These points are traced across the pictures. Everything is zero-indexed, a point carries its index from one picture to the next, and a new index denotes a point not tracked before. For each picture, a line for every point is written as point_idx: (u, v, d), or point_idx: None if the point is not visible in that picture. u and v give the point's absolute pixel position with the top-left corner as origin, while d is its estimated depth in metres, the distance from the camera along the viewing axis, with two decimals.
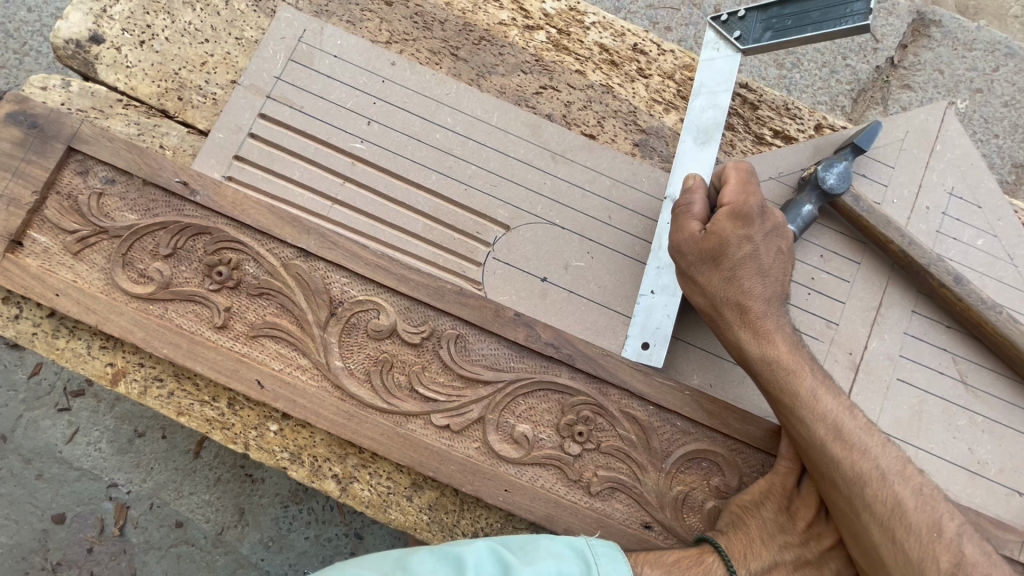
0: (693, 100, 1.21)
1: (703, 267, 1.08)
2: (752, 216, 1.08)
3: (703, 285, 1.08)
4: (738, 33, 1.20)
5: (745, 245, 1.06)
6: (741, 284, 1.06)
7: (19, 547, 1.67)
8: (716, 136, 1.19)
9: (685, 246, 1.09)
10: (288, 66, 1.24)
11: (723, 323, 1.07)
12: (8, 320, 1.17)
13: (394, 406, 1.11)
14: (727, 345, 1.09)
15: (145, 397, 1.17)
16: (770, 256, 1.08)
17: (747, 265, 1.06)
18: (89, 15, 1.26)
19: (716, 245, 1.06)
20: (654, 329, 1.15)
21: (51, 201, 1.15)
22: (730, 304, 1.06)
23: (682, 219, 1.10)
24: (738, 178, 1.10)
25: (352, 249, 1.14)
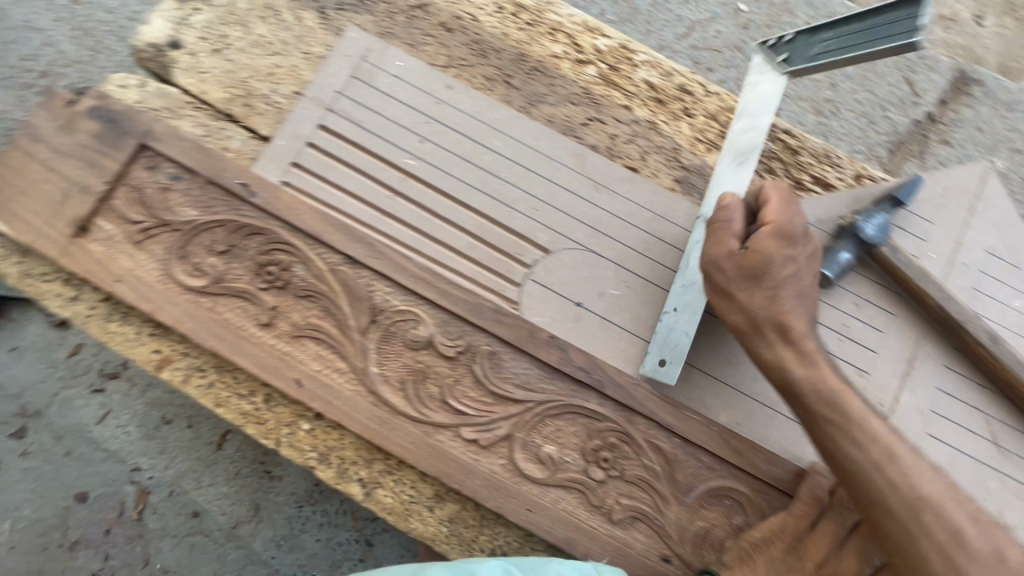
0: (734, 123, 1.31)
1: (743, 283, 1.07)
2: (796, 236, 1.08)
3: (744, 304, 1.07)
4: (785, 56, 1.28)
5: (787, 265, 1.07)
6: (783, 303, 1.06)
7: (42, 521, 1.72)
8: (753, 159, 1.26)
9: (724, 262, 1.09)
10: (350, 82, 1.30)
11: (764, 341, 1.07)
12: (67, 300, 1.23)
13: (425, 416, 1.14)
14: (767, 367, 1.08)
15: (186, 386, 1.21)
16: (808, 280, 1.09)
17: (789, 285, 1.06)
18: (171, 22, 1.34)
19: (759, 264, 1.06)
20: (674, 345, 1.18)
21: (119, 192, 1.21)
22: (774, 322, 1.06)
23: (721, 234, 1.11)
24: (780, 198, 1.11)
25: (398, 260, 1.19)
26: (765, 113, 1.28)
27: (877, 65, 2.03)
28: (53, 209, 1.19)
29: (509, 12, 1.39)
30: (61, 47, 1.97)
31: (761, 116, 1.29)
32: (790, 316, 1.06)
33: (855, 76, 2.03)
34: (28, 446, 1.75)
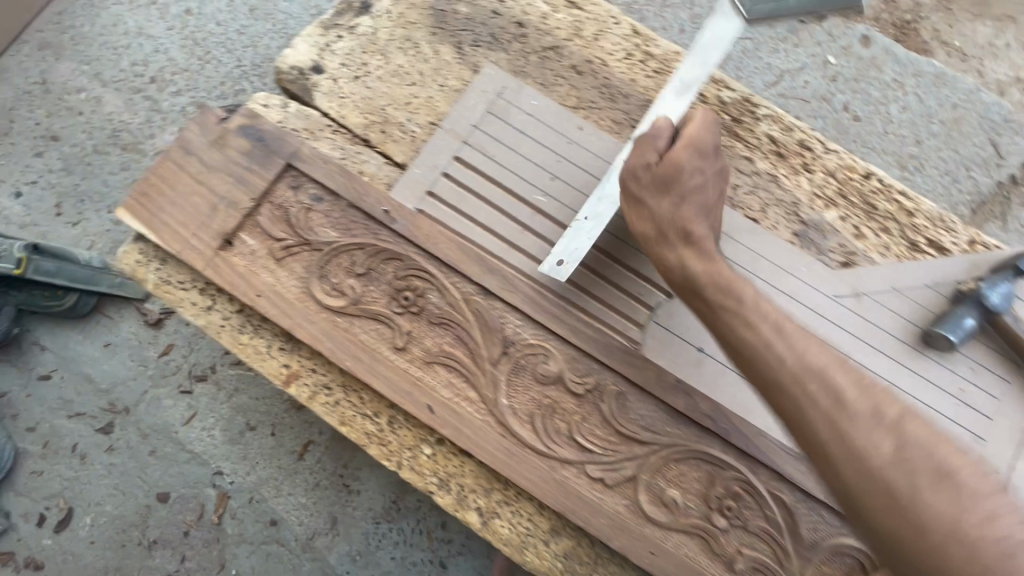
0: (686, 54, 1.18)
1: (653, 192, 1.13)
2: (706, 151, 1.14)
3: (653, 210, 1.13)
4: None
5: (696, 176, 1.13)
6: (686, 210, 1.12)
7: (122, 518, 1.74)
8: (694, 90, 1.18)
9: (641, 172, 1.13)
10: (486, 117, 1.34)
11: (667, 245, 1.12)
12: (201, 310, 1.25)
13: (553, 451, 1.17)
14: (672, 270, 1.11)
15: (312, 402, 1.23)
16: (712, 192, 1.16)
17: (695, 197, 1.13)
18: (315, 47, 1.39)
19: (671, 174, 1.11)
20: (577, 248, 1.20)
21: (263, 208, 1.24)
22: (675, 227, 1.11)
23: (644, 146, 1.14)
24: (703, 120, 1.16)
25: (532, 295, 1.22)
26: (716, 48, 1.15)
27: (963, 124, 2.06)
28: (200, 220, 1.21)
29: (637, 59, 1.43)
30: (171, 53, 2.04)
31: (712, 50, 1.15)
32: (768, 364, 0.88)
33: (940, 133, 2.06)
34: (114, 442, 1.77)
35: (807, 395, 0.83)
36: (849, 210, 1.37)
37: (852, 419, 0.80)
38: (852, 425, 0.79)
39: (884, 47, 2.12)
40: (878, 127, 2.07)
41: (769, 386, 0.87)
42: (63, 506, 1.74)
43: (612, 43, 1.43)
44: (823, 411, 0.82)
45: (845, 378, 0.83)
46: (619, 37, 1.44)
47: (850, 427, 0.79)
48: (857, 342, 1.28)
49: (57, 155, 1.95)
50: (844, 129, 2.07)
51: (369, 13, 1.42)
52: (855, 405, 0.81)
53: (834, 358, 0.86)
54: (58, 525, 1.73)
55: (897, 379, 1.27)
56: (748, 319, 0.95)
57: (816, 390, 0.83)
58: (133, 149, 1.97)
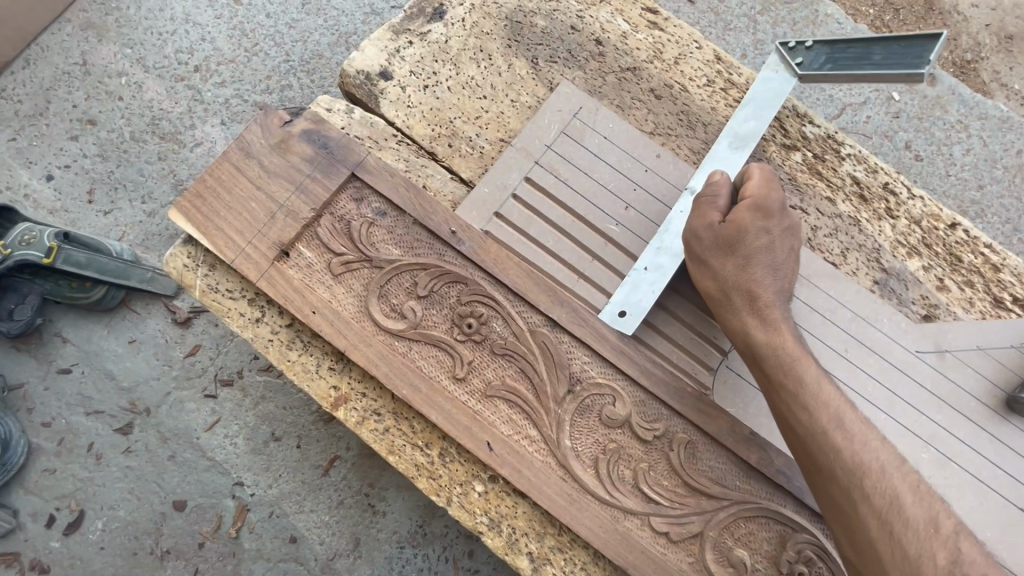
0: (741, 110, 1.27)
1: (717, 252, 1.08)
2: (771, 212, 1.08)
3: (715, 270, 1.08)
4: (801, 60, 1.24)
5: (763, 236, 1.07)
6: (753, 272, 1.05)
7: (135, 524, 1.66)
8: (752, 145, 1.23)
9: (701, 230, 1.10)
10: (560, 137, 1.28)
11: (731, 310, 1.05)
12: (249, 321, 1.19)
13: (616, 499, 1.09)
14: (733, 335, 1.06)
15: (360, 428, 1.16)
16: (782, 254, 1.08)
17: (762, 257, 1.05)
18: (384, 52, 1.34)
19: (735, 236, 1.07)
20: (639, 299, 1.15)
21: (324, 220, 1.18)
22: (740, 290, 1.04)
23: (704, 208, 1.12)
24: (762, 177, 1.12)
25: (601, 331, 1.15)
26: (769, 108, 1.26)
27: None
28: (258, 228, 1.16)
29: (719, 86, 1.38)
30: (218, 43, 1.98)
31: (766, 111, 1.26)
32: (825, 452, 0.89)
33: (1004, 179, 2.00)
34: (132, 444, 1.70)
35: (860, 494, 0.85)
36: (932, 260, 1.32)
37: (905, 527, 0.81)
38: (905, 532, 0.81)
39: (949, 87, 2.06)
40: (940, 169, 2.00)
41: (823, 475, 0.90)
42: (74, 508, 1.66)
43: (693, 68, 1.39)
44: (872, 512, 0.84)
45: (901, 481, 0.85)
46: (701, 62, 1.40)
47: (902, 534, 0.81)
48: (939, 403, 1.21)
49: (93, 140, 1.89)
50: (905, 168, 2.00)
51: (442, 19, 1.37)
52: (908, 513, 0.82)
53: (893, 459, 0.87)
54: (68, 527, 1.65)
55: (980, 446, 1.19)
56: (805, 400, 0.94)
57: (870, 489, 0.85)
58: (172, 139, 1.91)
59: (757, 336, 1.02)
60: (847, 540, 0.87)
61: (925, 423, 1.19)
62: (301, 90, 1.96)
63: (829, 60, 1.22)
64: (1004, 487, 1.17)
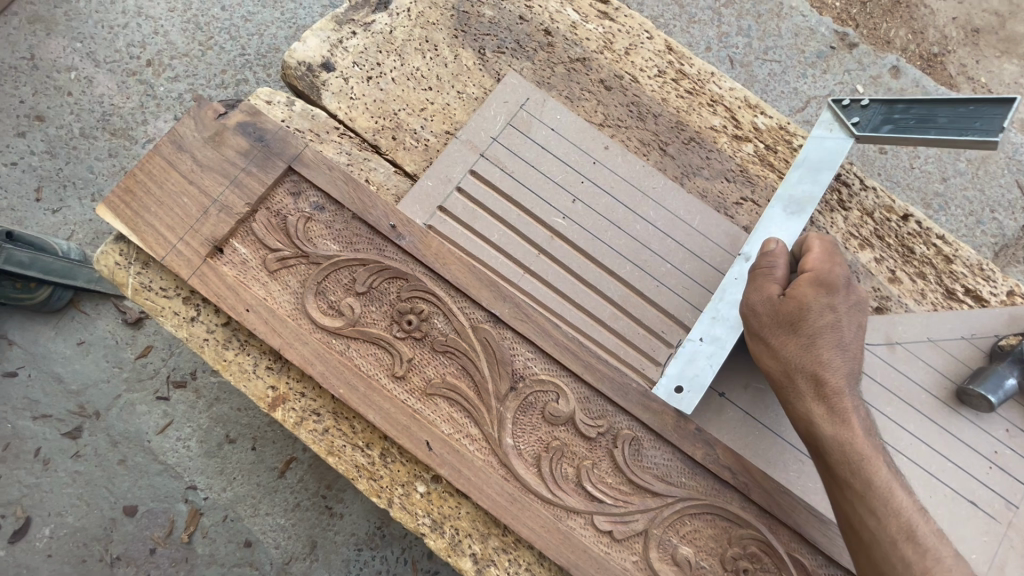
0: (791, 172, 1.19)
1: (779, 330, 0.98)
2: (836, 286, 0.98)
3: (776, 348, 0.98)
4: (856, 119, 1.16)
5: (829, 314, 0.97)
6: (819, 354, 0.95)
7: (84, 530, 1.61)
8: (809, 211, 1.14)
9: (759, 304, 1.01)
10: (506, 129, 1.26)
11: (795, 393, 0.96)
12: (184, 320, 1.15)
13: (558, 498, 1.06)
14: (796, 420, 0.97)
15: (298, 429, 1.13)
16: (852, 333, 0.98)
17: (828, 337, 0.95)
18: (326, 43, 1.30)
19: (798, 312, 0.97)
20: (694, 373, 1.08)
21: (260, 215, 1.15)
22: (805, 373, 0.95)
23: (762, 280, 1.03)
24: (824, 247, 1.02)
25: (544, 326, 1.12)
26: (826, 169, 1.16)
27: (990, 163, 2.00)
28: (190, 225, 1.12)
29: (670, 77, 1.36)
30: (172, 37, 1.93)
31: (822, 173, 1.17)
32: None
33: (967, 171, 1.99)
34: (82, 448, 1.65)
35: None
36: (883, 252, 1.31)
37: None
38: None
39: (913, 80, 2.06)
40: (903, 162, 2.00)
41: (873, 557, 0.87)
42: (19, 515, 1.61)
43: (645, 59, 1.36)
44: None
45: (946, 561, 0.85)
46: (652, 52, 1.37)
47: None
48: (887, 395, 1.19)
49: (40, 136, 1.84)
50: (870, 162, 2.00)
51: (387, 10, 1.34)
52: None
53: None
54: (14, 535, 1.60)
55: (927, 437, 1.18)
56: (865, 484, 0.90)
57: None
58: (123, 135, 1.86)
59: (819, 415, 0.94)
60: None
61: (873, 416, 1.18)
62: (257, 84, 1.92)
63: (886, 118, 1.14)
64: (951, 476, 1.17)
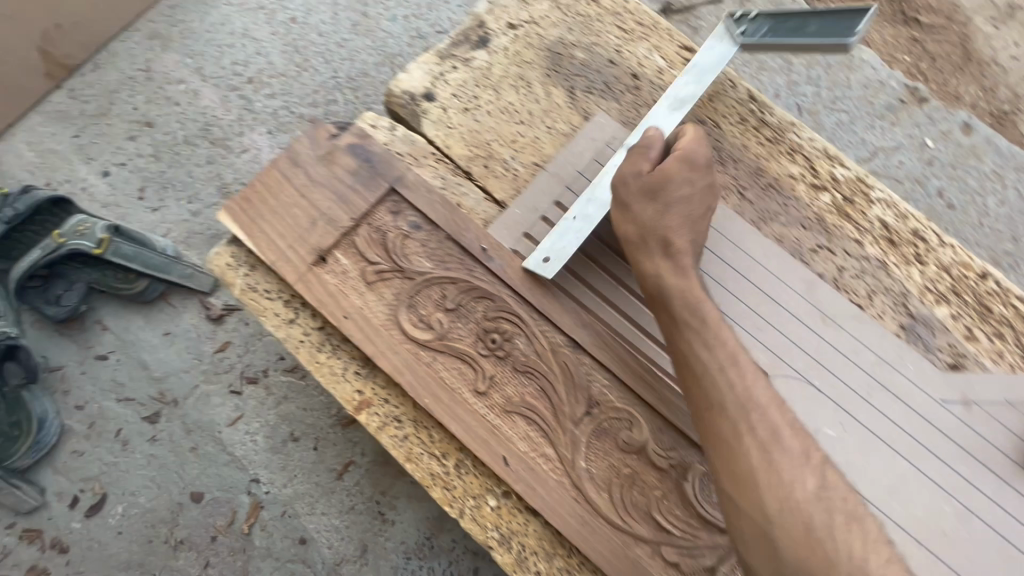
0: (682, 75, 1.31)
1: (641, 198, 1.14)
2: (695, 165, 1.16)
3: (636, 214, 1.14)
4: (744, 30, 1.30)
5: (684, 187, 1.14)
6: (666, 219, 1.13)
7: (153, 512, 1.70)
8: (688, 108, 1.28)
9: (630, 177, 1.16)
10: (592, 165, 1.32)
11: (645, 252, 1.13)
12: (284, 322, 1.24)
13: (628, 525, 1.09)
14: (643, 277, 1.14)
15: (380, 433, 1.19)
16: (700, 208, 1.16)
17: (681, 207, 1.13)
18: (430, 75, 1.41)
19: (659, 181, 1.13)
20: (567, 245, 1.19)
21: (361, 229, 1.24)
22: (656, 235, 1.12)
23: (637, 155, 1.18)
24: (693, 134, 1.20)
25: (622, 355, 1.16)
26: (710, 73, 1.30)
27: None
28: (299, 234, 1.22)
29: (751, 125, 1.41)
30: (271, 57, 2.09)
31: (707, 76, 1.31)
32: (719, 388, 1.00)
33: None
34: (158, 433, 1.76)
35: (773, 472, 0.92)
36: (961, 309, 1.31)
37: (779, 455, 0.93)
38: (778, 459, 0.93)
39: (985, 137, 2.06)
40: (973, 218, 1.99)
41: (731, 442, 0.96)
42: (97, 491, 1.72)
43: (727, 106, 1.42)
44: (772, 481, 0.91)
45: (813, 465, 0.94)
46: (735, 100, 1.43)
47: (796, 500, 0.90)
48: (962, 453, 1.19)
49: (148, 140, 2.00)
50: (937, 216, 1.99)
51: (486, 47, 1.43)
52: (805, 488, 0.91)
53: None
54: (90, 509, 1.70)
55: (1005, 501, 1.16)
56: (702, 364, 1.03)
57: (792, 507, 0.90)
58: (220, 144, 2.01)
59: (695, 293, 1.09)
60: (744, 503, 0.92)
61: (946, 472, 1.17)
62: (345, 105, 2.06)
63: (770, 30, 1.27)
64: None
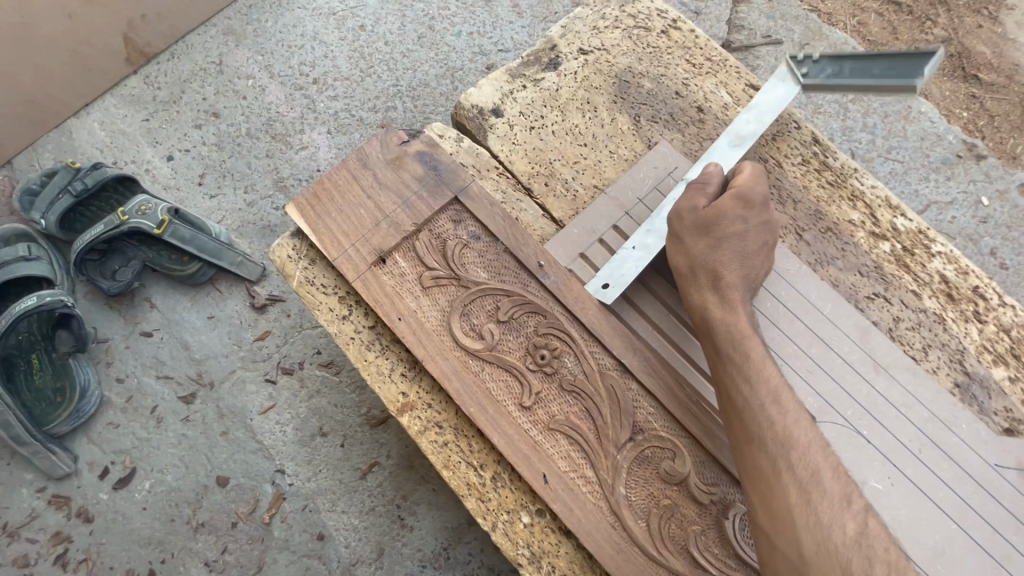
0: (745, 114, 1.36)
1: (695, 232, 1.15)
2: (752, 203, 1.16)
3: (689, 247, 1.15)
4: (806, 71, 1.35)
5: (739, 223, 1.14)
6: (721, 254, 1.13)
7: (178, 491, 1.73)
8: (748, 144, 1.32)
9: (685, 211, 1.18)
10: (652, 193, 1.34)
11: (694, 283, 1.14)
12: (337, 317, 1.26)
13: (664, 558, 1.07)
14: (691, 309, 1.15)
15: (420, 437, 1.19)
16: (755, 244, 1.15)
17: (734, 242, 1.13)
18: (499, 92, 1.45)
19: (714, 216, 1.15)
20: (623, 274, 1.21)
21: (422, 235, 1.26)
22: (707, 268, 1.13)
23: (693, 192, 1.20)
24: (752, 173, 1.20)
25: (670, 384, 1.16)
26: (770, 114, 1.35)
27: None
28: (362, 233, 1.25)
29: (813, 167, 1.41)
30: (338, 61, 2.16)
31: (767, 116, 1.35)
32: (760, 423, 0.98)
33: None
34: (192, 414, 1.79)
35: (810, 512, 0.89)
36: (1019, 372, 1.28)
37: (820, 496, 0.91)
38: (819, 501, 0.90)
39: None
40: None
41: (769, 475, 0.94)
42: (127, 464, 1.75)
43: (790, 146, 1.43)
44: (807, 522, 0.89)
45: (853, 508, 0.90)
46: (799, 142, 1.44)
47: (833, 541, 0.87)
48: (1015, 522, 1.14)
49: (213, 130, 2.08)
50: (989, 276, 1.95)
51: (556, 70, 1.47)
52: (845, 530, 0.87)
53: None
54: (118, 482, 1.73)
55: None
56: (743, 397, 1.02)
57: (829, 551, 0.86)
58: (281, 140, 2.08)
59: (740, 326, 1.08)
60: (777, 540, 0.91)
61: (998, 541, 1.13)
62: (404, 113, 2.11)
63: (835, 73, 1.32)
64: None
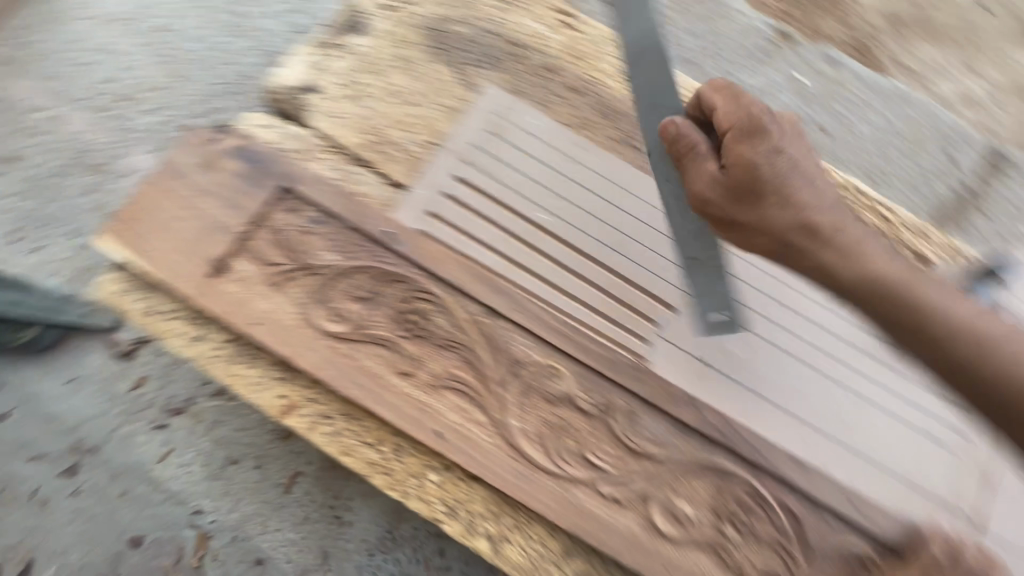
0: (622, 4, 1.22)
1: (734, 204, 1.09)
2: (760, 132, 1.10)
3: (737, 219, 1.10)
4: None
5: (772, 169, 1.09)
6: (762, 212, 1.09)
7: (90, 567, 1.60)
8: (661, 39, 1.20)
9: (707, 187, 1.09)
10: (486, 137, 1.34)
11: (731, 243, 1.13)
12: (189, 340, 1.19)
13: (565, 472, 1.14)
14: None
15: (311, 433, 1.17)
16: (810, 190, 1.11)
17: (800, 188, 1.10)
18: (309, 66, 1.37)
19: (749, 180, 1.08)
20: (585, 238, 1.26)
21: (258, 233, 1.19)
22: (761, 235, 1.10)
23: (695, 162, 1.09)
24: (728, 96, 1.14)
25: (538, 314, 1.21)
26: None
27: None
28: (190, 247, 1.16)
29: None
30: (142, 71, 1.95)
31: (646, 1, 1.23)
32: None
33: None
34: (81, 485, 1.64)
35: None
36: None
37: None
38: None
39: None
40: None
41: None
42: (21, 559, 1.59)
43: (610, 62, 1.44)
44: None
45: (985, 332, 0.99)
46: (617, 57, 1.46)
47: (976, 361, 0.97)
48: (854, 350, 1.31)
49: (15, 178, 1.83)
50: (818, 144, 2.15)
51: (363, 31, 1.41)
52: None
53: None
54: None
55: (894, 385, 1.29)
56: None
57: None
58: (100, 171, 1.87)
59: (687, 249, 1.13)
60: None
61: (843, 369, 1.29)
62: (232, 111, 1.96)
63: None
64: (919, 420, 1.28)
